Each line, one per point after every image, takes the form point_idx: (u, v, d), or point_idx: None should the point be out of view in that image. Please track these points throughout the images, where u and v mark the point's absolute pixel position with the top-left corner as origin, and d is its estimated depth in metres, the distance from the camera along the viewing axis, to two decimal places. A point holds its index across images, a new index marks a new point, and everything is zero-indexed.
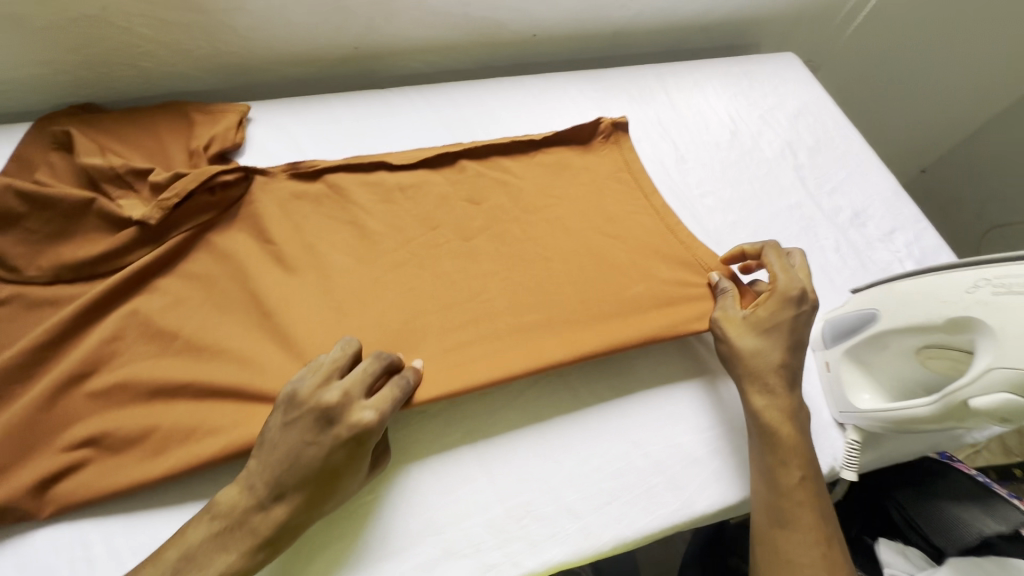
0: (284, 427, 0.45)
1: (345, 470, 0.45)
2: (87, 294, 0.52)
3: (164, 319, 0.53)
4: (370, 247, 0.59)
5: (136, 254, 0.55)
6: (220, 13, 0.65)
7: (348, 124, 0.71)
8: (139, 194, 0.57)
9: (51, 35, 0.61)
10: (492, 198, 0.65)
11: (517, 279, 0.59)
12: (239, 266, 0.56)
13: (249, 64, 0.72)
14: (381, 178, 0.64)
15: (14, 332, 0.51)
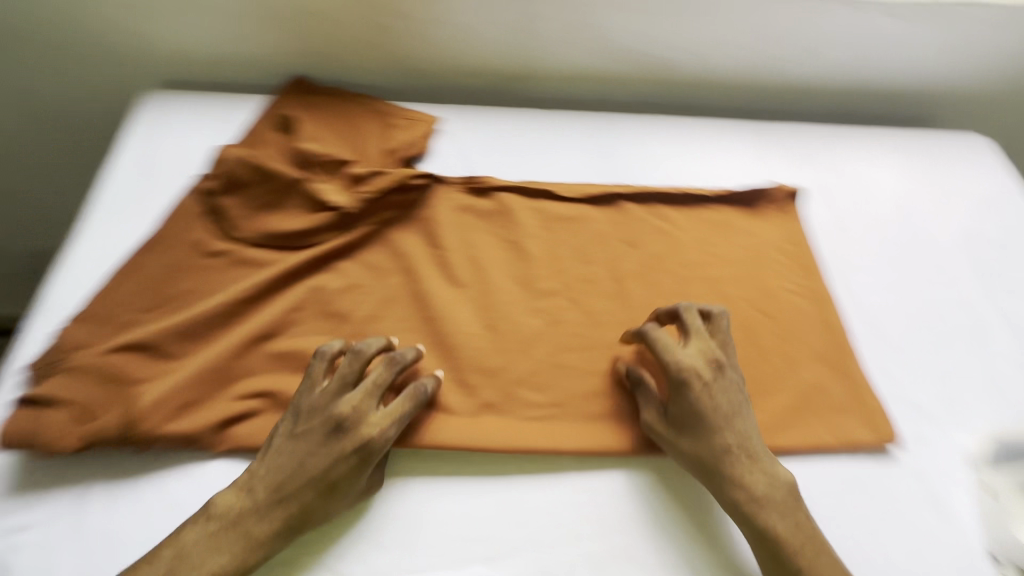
0: (291, 437, 0.49)
1: (339, 479, 0.47)
2: (282, 263, 0.61)
3: (340, 302, 0.60)
4: (526, 271, 0.64)
5: (327, 235, 0.62)
6: (421, 23, 0.71)
7: (512, 141, 0.74)
8: (336, 181, 0.66)
9: (283, 25, 0.71)
10: (649, 246, 0.67)
11: (662, 334, 0.61)
12: (409, 267, 0.62)
13: (429, 72, 0.77)
14: (547, 207, 0.68)
15: (220, 283, 0.59)
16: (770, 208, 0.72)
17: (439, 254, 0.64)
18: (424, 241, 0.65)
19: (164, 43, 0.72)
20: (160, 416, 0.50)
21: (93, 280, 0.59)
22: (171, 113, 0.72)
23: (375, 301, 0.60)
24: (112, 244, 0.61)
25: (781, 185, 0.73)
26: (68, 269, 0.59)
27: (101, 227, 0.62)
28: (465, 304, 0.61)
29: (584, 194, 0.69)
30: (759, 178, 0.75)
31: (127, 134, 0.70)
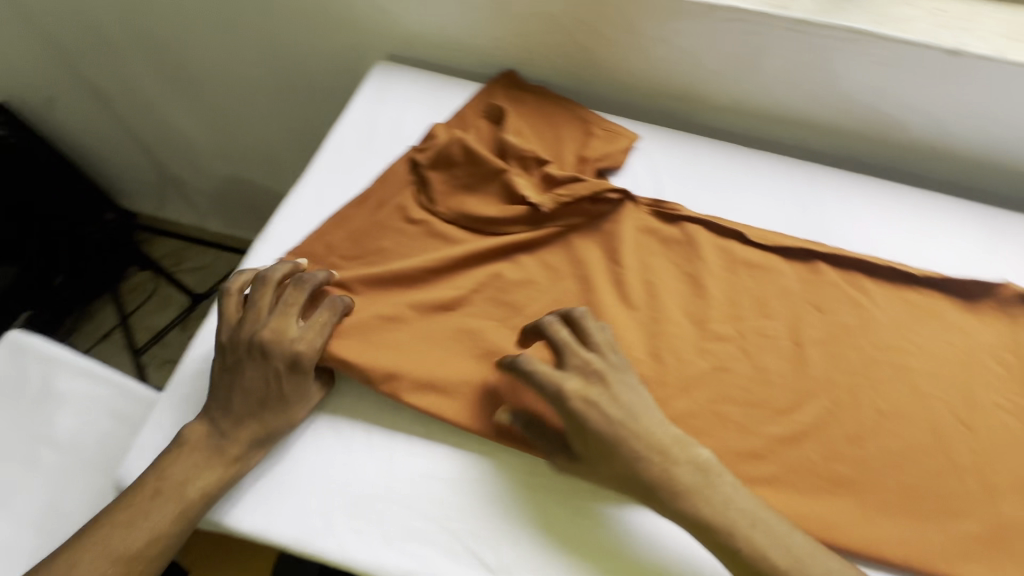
0: (245, 369, 0.54)
1: (289, 389, 0.54)
2: (469, 244, 0.64)
3: (514, 293, 0.62)
4: (700, 310, 0.62)
5: (514, 227, 0.65)
6: (648, 38, 0.71)
7: (708, 172, 0.72)
8: (531, 178, 0.67)
9: (513, 21, 0.73)
10: (839, 315, 0.62)
11: (837, 412, 0.56)
12: (584, 276, 0.63)
13: (635, 87, 0.77)
14: (733, 249, 0.65)
15: (412, 249, 0.64)
16: (994, 307, 0.63)
17: (614, 271, 0.63)
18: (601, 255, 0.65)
19: (400, 24, 0.78)
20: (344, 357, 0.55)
21: (309, 223, 0.66)
22: (394, 84, 0.78)
23: (546, 300, 0.61)
24: (330, 192, 0.68)
25: (1012, 284, 0.64)
26: (290, 209, 0.67)
27: (321, 178, 0.69)
28: (632, 327, 0.60)
29: (776, 244, 0.65)
30: (985, 272, 0.66)
31: (354, 97, 0.77)
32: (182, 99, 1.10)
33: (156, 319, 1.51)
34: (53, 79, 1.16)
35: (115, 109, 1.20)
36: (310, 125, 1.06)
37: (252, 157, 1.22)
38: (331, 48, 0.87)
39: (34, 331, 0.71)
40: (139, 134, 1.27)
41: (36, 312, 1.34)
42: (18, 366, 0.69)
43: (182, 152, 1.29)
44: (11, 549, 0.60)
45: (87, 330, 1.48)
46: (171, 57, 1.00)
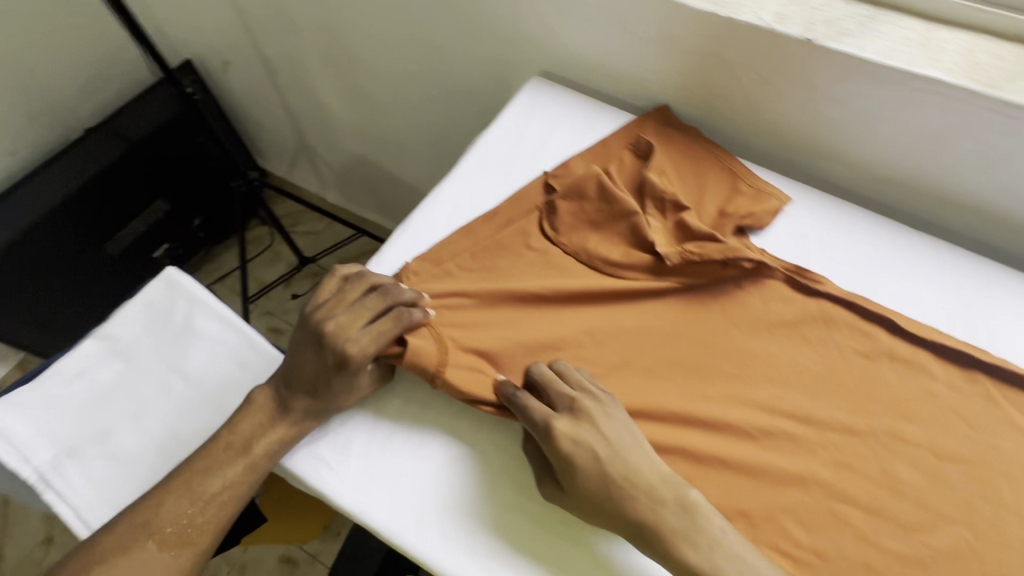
0: (308, 351, 0.55)
1: (339, 384, 0.54)
2: (589, 281, 0.62)
3: (626, 338, 0.60)
4: (828, 394, 0.57)
5: (636, 274, 0.62)
6: (820, 95, 0.67)
7: (860, 246, 0.67)
8: (663, 224, 0.65)
9: (680, 56, 0.72)
10: (995, 437, 0.55)
11: (977, 549, 0.50)
12: (705, 334, 0.60)
13: (791, 142, 0.73)
14: (877, 335, 0.59)
15: (529, 275, 0.63)
16: None
17: (739, 333, 0.60)
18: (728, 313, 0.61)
19: (562, 43, 0.80)
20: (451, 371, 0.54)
21: (444, 224, 0.68)
22: (543, 103, 0.79)
23: (659, 352, 0.59)
24: (467, 198, 0.71)
25: None
26: (429, 208, 0.69)
27: (461, 182, 0.72)
28: (749, 397, 0.56)
29: (930, 340, 0.59)
30: None
31: (505, 109, 0.79)
32: (338, 80, 1.19)
33: (267, 272, 1.65)
34: (233, 46, 1.29)
35: (277, 80, 1.32)
36: (446, 123, 1.11)
37: (384, 142, 1.30)
38: (487, 56, 0.90)
39: (186, 271, 0.79)
40: (291, 105, 1.39)
41: (173, 246, 1.50)
42: (168, 299, 0.77)
43: (323, 126, 1.39)
44: (136, 461, 0.67)
45: (208, 270, 1.64)
46: (339, 42, 1.08)
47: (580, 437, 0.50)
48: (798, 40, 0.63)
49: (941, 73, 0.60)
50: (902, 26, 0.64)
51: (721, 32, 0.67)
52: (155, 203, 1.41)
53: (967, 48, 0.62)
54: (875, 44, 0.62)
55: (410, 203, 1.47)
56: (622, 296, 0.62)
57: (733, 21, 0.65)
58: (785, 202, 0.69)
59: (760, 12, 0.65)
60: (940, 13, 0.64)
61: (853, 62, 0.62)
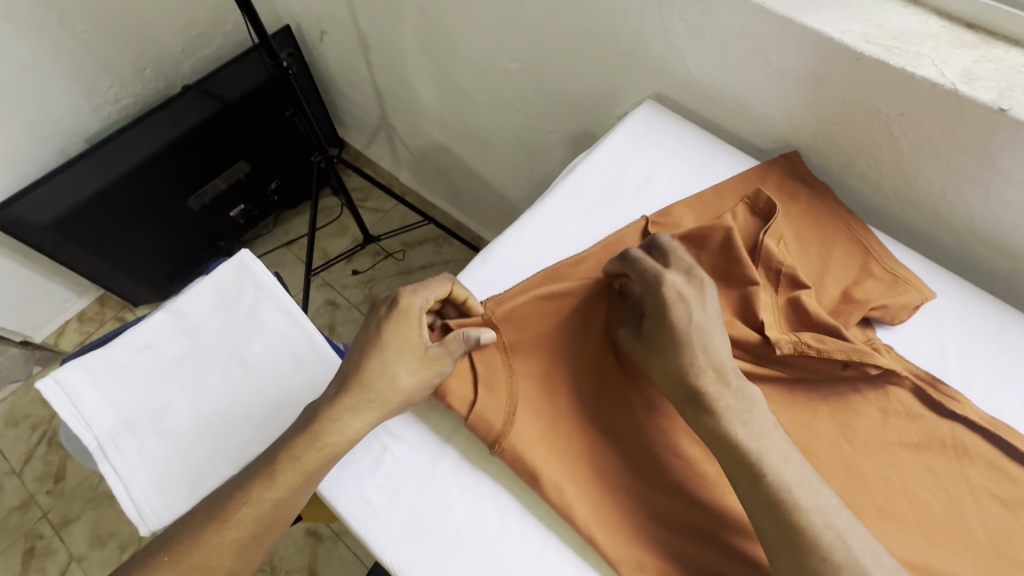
0: (373, 333, 0.53)
1: (404, 356, 0.52)
2: None
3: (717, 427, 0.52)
4: (953, 541, 0.48)
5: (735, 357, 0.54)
6: (999, 174, 0.56)
7: (1014, 362, 0.56)
8: (775, 299, 0.57)
9: (828, 102, 0.62)
10: None
11: None
12: (808, 439, 0.52)
13: (944, 219, 0.62)
14: (1023, 481, 0.50)
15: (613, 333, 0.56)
16: None
17: (851, 448, 0.51)
18: (839, 421, 0.52)
19: (687, 66, 0.71)
20: (516, 430, 0.52)
21: (529, 259, 0.64)
22: (654, 131, 0.72)
23: None
24: (557, 231, 0.65)
25: None
26: (511, 240, 0.65)
27: (550, 214, 0.66)
28: None
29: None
30: None
31: (609, 134, 0.72)
32: (431, 66, 1.15)
33: (332, 244, 1.67)
34: (332, 17, 1.27)
35: (370, 56, 1.29)
36: (536, 127, 1.04)
37: (467, 134, 1.25)
38: (596, 66, 0.82)
39: (258, 257, 0.78)
40: (379, 83, 1.36)
41: (248, 207, 1.54)
42: (238, 283, 0.76)
43: (408, 109, 1.36)
44: (188, 444, 0.67)
45: (277, 232, 1.67)
46: (440, 29, 1.03)
47: (680, 299, 0.50)
48: (989, 107, 0.52)
49: None
50: None
51: (887, 84, 0.57)
52: (238, 164, 1.43)
53: None
54: None
55: (482, 198, 1.42)
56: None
57: (908, 73, 0.55)
58: (927, 298, 0.58)
59: (943, 66, 0.55)
60: None
61: None
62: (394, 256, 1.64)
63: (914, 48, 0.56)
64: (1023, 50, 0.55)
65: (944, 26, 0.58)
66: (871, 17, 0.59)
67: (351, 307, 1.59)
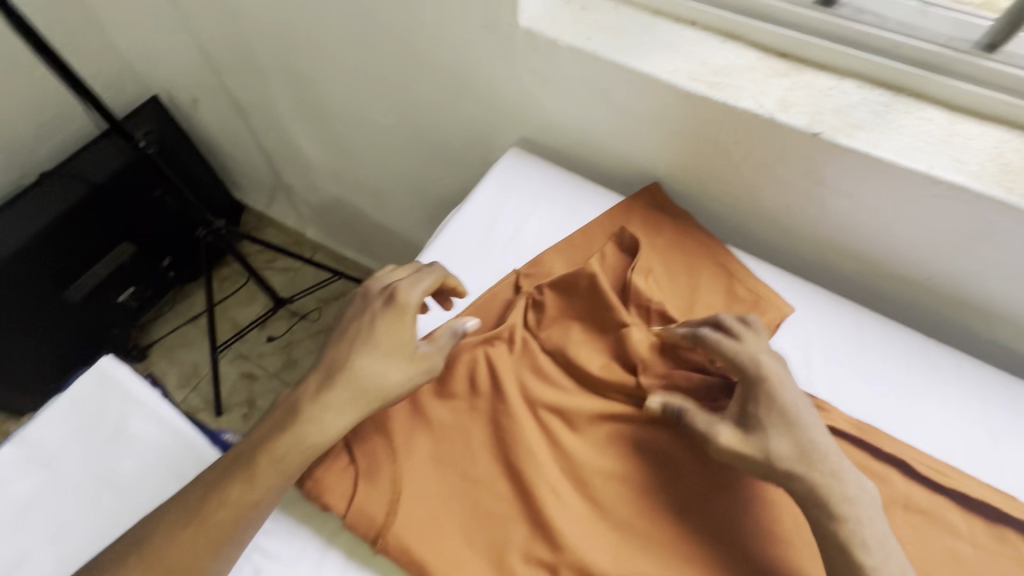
0: (369, 324, 0.52)
1: (392, 352, 0.51)
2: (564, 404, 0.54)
3: (600, 485, 0.51)
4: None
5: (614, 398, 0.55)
6: (829, 190, 0.60)
7: (872, 362, 0.59)
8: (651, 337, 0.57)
9: (673, 137, 0.65)
10: None
11: None
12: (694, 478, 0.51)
13: (796, 233, 0.66)
14: (890, 479, 0.52)
15: (492, 395, 0.54)
16: None
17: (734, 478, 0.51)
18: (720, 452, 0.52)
19: (544, 112, 0.72)
20: (401, 523, 0.48)
21: None
22: (521, 180, 0.73)
23: (639, 501, 0.51)
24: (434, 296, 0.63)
25: None
26: None
27: None
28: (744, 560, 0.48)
29: (951, 488, 0.51)
30: None
31: (475, 189, 0.72)
32: (311, 126, 1.12)
33: (239, 313, 1.57)
34: (201, 84, 1.21)
35: (248, 119, 1.24)
36: (424, 176, 1.03)
37: (361, 187, 1.22)
38: (464, 116, 0.82)
39: (122, 362, 0.71)
40: (264, 144, 1.31)
41: (140, 288, 1.42)
42: (100, 397, 0.69)
43: (299, 167, 1.32)
44: None
45: (180, 309, 1.57)
46: (309, 89, 1.00)
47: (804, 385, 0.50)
48: (803, 132, 0.56)
49: (964, 177, 0.52)
50: (922, 118, 0.56)
51: (718, 119, 0.60)
52: (121, 247, 1.31)
53: (996, 146, 0.54)
54: (892, 139, 0.55)
55: (391, 247, 1.39)
56: (594, 423, 0.54)
57: (732, 108, 0.58)
58: (789, 314, 0.61)
59: (761, 97, 0.58)
60: (965, 103, 0.57)
61: (868, 160, 0.55)
62: (309, 316, 1.57)
63: (734, 82, 0.59)
64: (828, 74, 0.60)
65: (759, 57, 0.62)
66: (695, 55, 0.62)
67: (270, 376, 1.49)
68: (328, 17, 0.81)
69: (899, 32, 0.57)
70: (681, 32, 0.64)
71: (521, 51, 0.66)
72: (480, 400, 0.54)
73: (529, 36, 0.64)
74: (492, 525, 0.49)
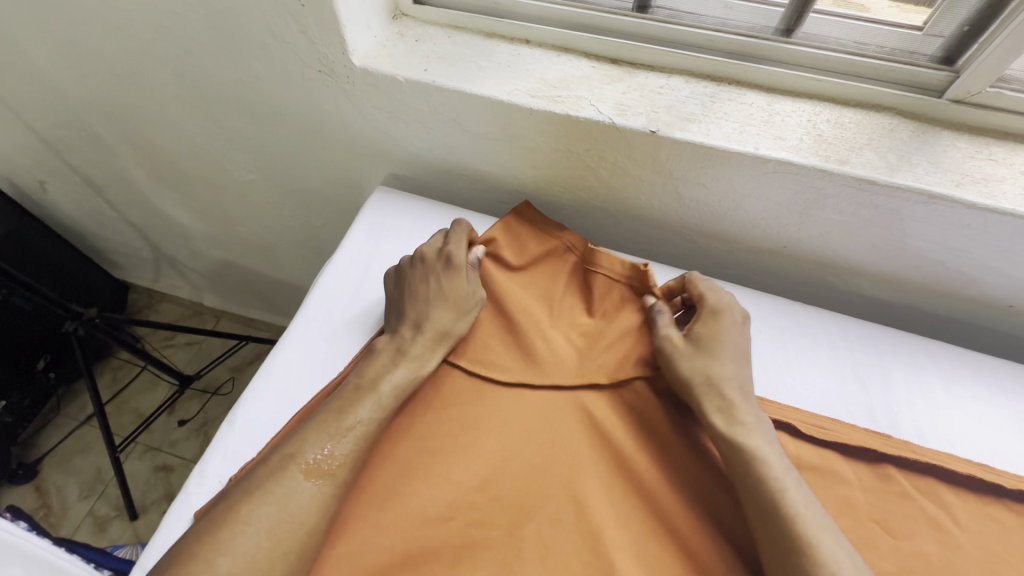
0: (437, 286, 0.61)
1: (461, 303, 0.61)
2: (470, 419, 0.55)
3: (511, 492, 0.51)
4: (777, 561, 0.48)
5: (516, 407, 0.56)
6: (680, 181, 0.62)
7: (750, 334, 0.63)
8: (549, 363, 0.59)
9: (532, 152, 0.66)
10: (916, 539, 0.50)
11: None
12: (608, 467, 0.53)
13: (664, 223, 0.69)
14: (781, 444, 0.54)
15: (395, 434, 0.54)
16: None
17: (642, 467, 0.53)
18: (632, 440, 0.55)
19: (403, 146, 0.71)
20: None
21: (285, 400, 0.57)
22: (393, 217, 0.71)
23: (561, 504, 0.51)
24: (314, 357, 0.60)
25: None
26: (265, 378, 0.58)
27: (302, 341, 0.61)
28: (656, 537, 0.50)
29: (834, 440, 0.54)
30: None
31: (348, 235, 0.70)
32: (176, 192, 1.04)
33: (141, 401, 1.43)
34: (42, 165, 1.10)
35: (107, 195, 1.14)
36: (307, 226, 0.99)
37: (248, 247, 1.15)
38: (329, 161, 0.80)
39: None
40: (131, 218, 1.21)
41: (14, 399, 1.24)
42: None
43: (176, 236, 1.23)
44: None
45: (70, 411, 1.42)
46: (164, 156, 0.94)
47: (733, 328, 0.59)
48: (641, 132, 0.58)
49: (789, 152, 0.56)
50: (743, 103, 0.60)
51: (565, 131, 0.61)
52: None
53: (810, 119, 0.59)
54: (721, 127, 0.58)
55: (296, 301, 1.33)
56: (506, 431, 0.54)
57: (574, 118, 0.59)
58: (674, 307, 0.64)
59: (598, 105, 0.60)
60: (780, 84, 0.61)
61: (704, 149, 0.57)
62: (222, 389, 1.46)
63: (572, 93, 0.61)
64: (657, 73, 0.63)
65: (593, 66, 0.64)
66: (532, 72, 0.63)
67: (187, 463, 1.37)
68: (160, 80, 0.76)
69: (710, 27, 0.61)
70: (517, 51, 0.65)
71: (363, 91, 0.65)
72: (383, 441, 0.54)
73: (366, 75, 0.63)
74: (418, 567, 0.47)
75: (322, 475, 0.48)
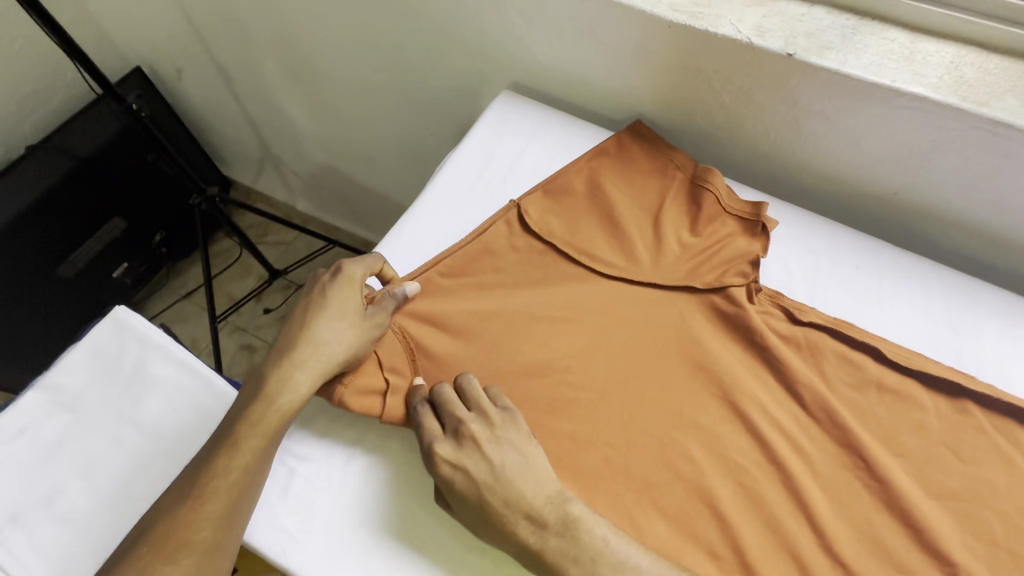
0: (320, 303, 0.55)
1: (344, 314, 0.54)
2: (574, 297, 0.62)
3: (605, 364, 0.58)
4: (821, 446, 0.55)
5: (615, 295, 0.62)
6: (804, 111, 0.64)
7: (846, 268, 0.65)
8: (640, 260, 0.63)
9: (658, 68, 0.68)
10: (983, 467, 0.53)
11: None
12: (694, 356, 0.59)
13: (775, 155, 0.71)
14: (864, 365, 0.57)
15: (507, 300, 0.61)
16: None
17: (727, 362, 0.58)
18: (717, 339, 0.60)
19: (532, 55, 0.76)
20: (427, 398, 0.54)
21: (412, 260, 0.65)
22: (515, 118, 0.76)
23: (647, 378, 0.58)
24: (438, 227, 0.67)
25: None
26: (396, 240, 0.67)
27: (428, 213, 0.69)
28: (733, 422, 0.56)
29: (921, 370, 0.56)
30: None
31: (473, 129, 0.76)
32: (299, 88, 1.13)
33: (234, 286, 1.58)
34: (184, 52, 1.21)
35: (234, 87, 1.24)
36: (415, 133, 1.05)
37: (352, 152, 1.23)
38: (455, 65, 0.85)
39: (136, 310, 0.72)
40: (250, 112, 1.31)
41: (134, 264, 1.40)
42: (117, 344, 0.71)
43: (286, 135, 1.33)
44: (89, 524, 0.61)
45: (174, 285, 1.58)
46: (298, 50, 1.02)
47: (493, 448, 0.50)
48: (778, 55, 0.60)
49: (926, 89, 0.57)
50: (885, 38, 0.61)
51: (697, 48, 0.64)
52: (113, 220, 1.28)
53: (952, 60, 0.59)
54: (859, 58, 0.59)
55: (383, 212, 1.41)
56: (604, 313, 0.61)
57: (711, 34, 0.62)
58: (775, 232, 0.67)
59: (738, 24, 0.62)
60: (927, 22, 0.61)
61: (837, 77, 0.59)
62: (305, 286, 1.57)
63: (712, 11, 0.63)
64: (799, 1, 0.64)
65: None
66: None
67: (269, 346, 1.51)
68: None
69: None
70: None
71: None
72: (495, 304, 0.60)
73: None
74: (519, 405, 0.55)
75: (210, 496, 0.48)
